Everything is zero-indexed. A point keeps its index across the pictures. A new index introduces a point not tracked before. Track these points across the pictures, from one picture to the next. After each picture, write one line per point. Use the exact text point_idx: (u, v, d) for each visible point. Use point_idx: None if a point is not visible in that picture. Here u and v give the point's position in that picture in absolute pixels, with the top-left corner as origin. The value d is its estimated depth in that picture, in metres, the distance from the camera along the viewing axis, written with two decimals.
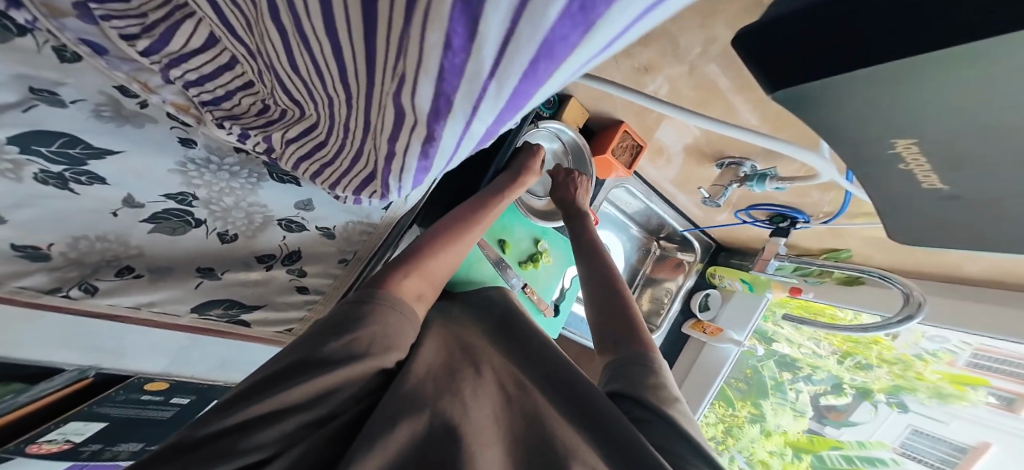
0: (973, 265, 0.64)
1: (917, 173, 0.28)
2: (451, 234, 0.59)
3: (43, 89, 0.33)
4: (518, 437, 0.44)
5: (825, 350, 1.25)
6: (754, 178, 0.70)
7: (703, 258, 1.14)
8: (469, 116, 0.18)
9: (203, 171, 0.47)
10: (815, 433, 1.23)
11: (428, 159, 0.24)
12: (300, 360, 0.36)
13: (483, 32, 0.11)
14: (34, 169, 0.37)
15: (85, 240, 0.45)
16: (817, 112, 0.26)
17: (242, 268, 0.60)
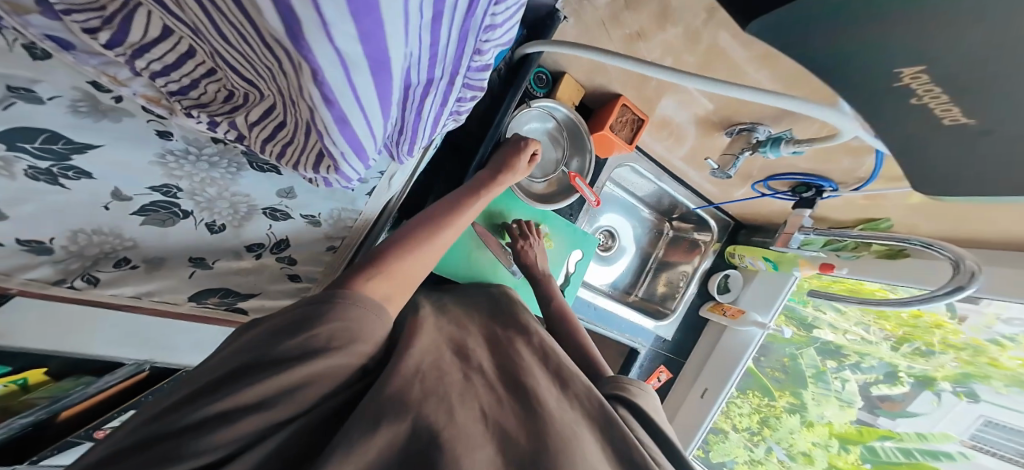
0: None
1: (933, 108, 0.23)
2: (428, 231, 0.58)
3: (20, 87, 0.32)
4: (512, 432, 0.40)
5: (876, 336, 1.12)
6: (766, 143, 0.62)
7: (722, 237, 1.05)
8: (327, 31, 0.13)
9: (183, 161, 0.47)
10: (865, 424, 1.11)
11: (336, 104, 0.20)
12: (254, 361, 0.33)
13: None
14: (23, 166, 0.38)
15: (83, 234, 0.47)
16: (871, 22, 0.19)
17: (232, 258, 0.62)
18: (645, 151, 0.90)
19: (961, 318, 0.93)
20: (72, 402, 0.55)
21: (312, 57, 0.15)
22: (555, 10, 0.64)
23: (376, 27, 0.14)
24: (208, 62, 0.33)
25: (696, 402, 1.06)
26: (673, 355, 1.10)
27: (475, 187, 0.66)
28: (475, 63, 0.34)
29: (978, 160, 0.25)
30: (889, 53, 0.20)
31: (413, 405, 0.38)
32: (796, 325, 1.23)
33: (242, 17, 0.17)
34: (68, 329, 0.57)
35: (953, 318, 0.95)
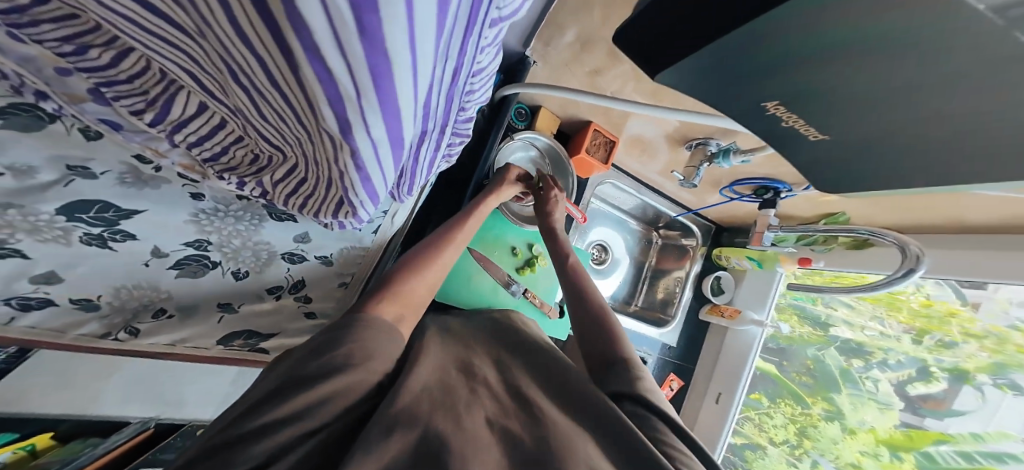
0: (982, 213, 0.62)
1: (800, 128, 0.31)
2: (428, 255, 0.63)
3: (77, 165, 0.41)
4: (517, 435, 0.44)
5: (895, 330, 1.03)
6: (719, 155, 0.70)
7: (706, 242, 1.09)
8: (368, 129, 0.21)
9: (213, 218, 0.54)
10: (911, 426, 0.95)
11: (365, 172, 0.27)
12: (288, 379, 0.38)
13: (331, 65, 0.14)
14: (79, 234, 0.46)
15: (125, 289, 0.54)
16: (737, 64, 0.26)
17: (254, 300, 0.67)
18: (622, 168, 0.97)
19: (974, 304, 0.86)
20: (88, 459, 0.53)
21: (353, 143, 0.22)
22: (524, 57, 0.72)
23: (397, 124, 0.22)
24: (235, 130, 0.40)
25: (712, 408, 1.05)
26: (682, 361, 1.11)
27: (471, 209, 0.72)
28: (461, 117, 0.41)
29: (868, 162, 0.31)
30: (750, 81, 0.28)
31: (420, 418, 0.41)
32: (811, 326, 1.19)
33: (294, 117, 0.25)
34: (83, 387, 0.66)
35: (966, 305, 0.88)
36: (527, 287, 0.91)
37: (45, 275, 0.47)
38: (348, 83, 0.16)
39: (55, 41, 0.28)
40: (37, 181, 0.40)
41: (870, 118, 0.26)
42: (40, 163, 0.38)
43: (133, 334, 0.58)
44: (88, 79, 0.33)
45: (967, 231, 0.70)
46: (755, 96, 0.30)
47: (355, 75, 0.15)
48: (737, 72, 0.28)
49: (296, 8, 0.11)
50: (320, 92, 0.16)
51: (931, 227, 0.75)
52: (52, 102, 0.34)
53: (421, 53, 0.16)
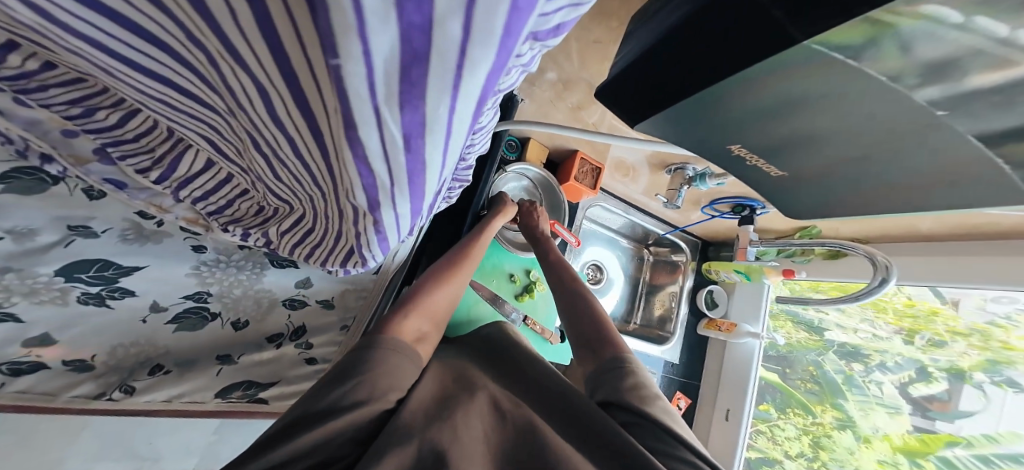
0: (937, 224, 0.67)
1: (761, 166, 0.37)
2: (444, 276, 0.68)
3: (79, 224, 0.42)
4: (506, 452, 0.46)
5: (885, 331, 1.05)
6: (697, 179, 0.76)
7: (695, 257, 1.13)
8: (394, 207, 0.28)
9: (214, 269, 0.55)
10: (924, 431, 0.95)
11: (383, 234, 0.35)
12: (303, 413, 0.41)
13: (376, 170, 0.21)
14: (77, 293, 0.46)
15: (121, 347, 0.52)
16: (701, 115, 0.31)
17: (256, 349, 0.64)
18: (609, 191, 1.02)
19: (953, 303, 0.90)
20: None
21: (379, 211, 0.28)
22: (512, 95, 0.76)
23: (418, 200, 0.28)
24: (239, 183, 0.43)
25: (723, 426, 1.04)
26: (686, 378, 1.12)
27: (482, 229, 0.77)
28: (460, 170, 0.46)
29: (829, 191, 0.37)
30: (709, 125, 0.33)
31: (416, 430, 0.43)
32: (805, 330, 1.20)
33: (330, 180, 0.31)
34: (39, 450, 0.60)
35: (945, 304, 0.91)
36: (526, 314, 0.92)
37: (39, 338, 0.46)
38: (386, 174, 0.22)
39: (62, 104, 0.32)
40: (37, 244, 0.41)
41: (804, 124, 0.29)
42: (42, 224, 0.40)
43: (127, 394, 0.54)
44: (96, 140, 0.36)
45: (921, 240, 0.76)
46: (712, 135, 0.34)
47: (395, 170, 0.21)
48: (687, 120, 0.33)
49: (357, 135, 0.17)
50: (361, 183, 0.23)
51: (897, 238, 0.80)
52: (57, 165, 0.36)
53: (448, 158, 0.23)
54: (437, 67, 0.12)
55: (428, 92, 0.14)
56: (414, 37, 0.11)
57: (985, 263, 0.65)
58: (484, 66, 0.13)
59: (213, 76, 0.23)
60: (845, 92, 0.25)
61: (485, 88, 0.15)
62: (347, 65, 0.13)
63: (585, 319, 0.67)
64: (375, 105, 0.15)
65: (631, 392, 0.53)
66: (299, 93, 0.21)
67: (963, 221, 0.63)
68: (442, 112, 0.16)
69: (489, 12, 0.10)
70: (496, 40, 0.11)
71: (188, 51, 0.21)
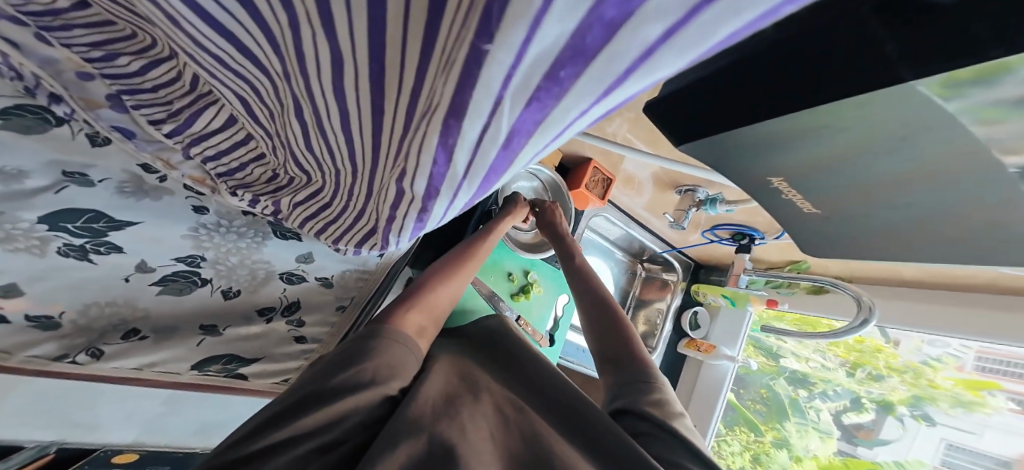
0: (913, 271, 0.74)
1: (796, 201, 0.43)
2: (450, 269, 0.69)
3: (75, 172, 0.38)
4: (517, 454, 0.47)
5: (833, 362, 1.12)
6: (707, 203, 0.78)
7: (686, 277, 1.17)
8: (452, 196, 0.29)
9: (213, 234, 0.51)
10: (848, 455, 1.05)
11: (422, 222, 0.35)
12: (315, 391, 0.43)
13: (457, 157, 0.22)
14: (58, 244, 0.41)
15: (95, 306, 0.47)
16: (766, 139, 0.36)
17: (242, 323, 0.60)
18: (615, 203, 1.04)
19: (896, 342, 0.96)
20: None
21: (436, 195, 0.28)
22: None
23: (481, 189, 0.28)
24: (257, 147, 0.40)
25: None
26: None
27: (490, 227, 0.77)
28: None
29: (847, 230, 0.44)
30: (761, 148, 0.38)
31: (426, 425, 0.45)
32: (765, 356, 1.24)
33: (377, 160, 0.31)
34: None
35: (889, 342, 0.98)
36: (520, 314, 0.92)
37: (3, 289, 0.40)
38: (470, 158, 0.22)
39: (84, 46, 0.30)
40: (25, 187, 0.36)
41: (841, 148, 0.33)
42: (35, 167, 0.36)
43: (97, 359, 0.49)
44: (110, 86, 0.33)
45: (901, 284, 0.83)
46: (763, 154, 0.38)
47: (482, 154, 0.21)
48: (730, 140, 0.38)
49: (460, 123, 0.18)
50: (432, 169, 0.25)
51: (873, 280, 0.87)
52: (65, 106, 0.33)
53: (535, 154, 0.23)
54: (598, 66, 0.12)
55: (568, 89, 0.14)
56: (592, 34, 0.11)
57: (949, 312, 0.73)
58: (648, 73, 0.13)
59: (287, 40, 0.21)
60: (874, 130, 0.30)
61: (621, 94, 0.15)
62: (497, 52, 0.12)
63: (605, 335, 0.68)
64: (502, 93, 0.15)
65: (647, 404, 0.54)
66: (376, 74, 0.20)
67: (939, 270, 0.70)
68: (567, 109, 0.16)
69: (703, 28, 0.10)
70: (692, 46, 0.11)
71: (271, 10, 0.19)
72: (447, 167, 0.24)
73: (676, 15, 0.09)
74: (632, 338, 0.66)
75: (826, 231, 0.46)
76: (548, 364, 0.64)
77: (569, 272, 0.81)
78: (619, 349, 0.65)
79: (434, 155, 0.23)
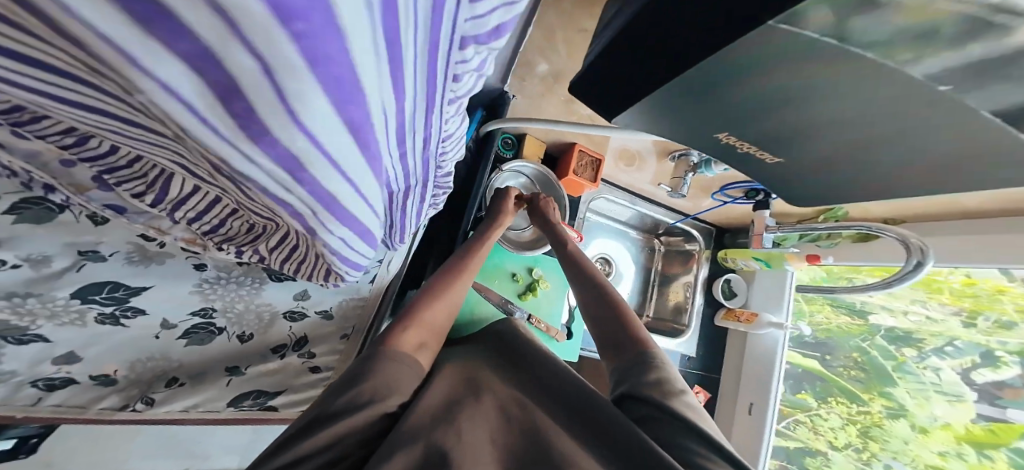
0: (977, 198, 0.61)
1: (754, 154, 0.35)
2: (446, 283, 0.67)
3: (89, 250, 0.46)
4: (519, 458, 0.47)
5: (939, 312, 0.88)
6: (702, 165, 0.73)
7: (710, 245, 1.07)
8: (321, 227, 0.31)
9: (216, 287, 0.56)
10: (994, 420, 0.79)
11: (328, 252, 0.38)
12: (317, 416, 0.43)
13: (278, 193, 0.24)
14: (93, 314, 0.48)
15: (140, 362, 0.54)
16: (682, 101, 0.30)
17: (259, 360, 0.62)
18: (613, 182, 0.98)
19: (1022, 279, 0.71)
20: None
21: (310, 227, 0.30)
22: (505, 91, 0.77)
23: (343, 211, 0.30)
24: (229, 204, 0.43)
25: (746, 421, 1.00)
26: (707, 372, 1.09)
27: (484, 236, 0.76)
28: (437, 175, 0.47)
29: (819, 181, 0.36)
30: (681, 112, 0.32)
31: (423, 434, 0.44)
32: (845, 313, 1.03)
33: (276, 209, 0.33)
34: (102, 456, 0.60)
35: (1014, 280, 0.73)
36: (530, 312, 0.91)
37: (66, 356, 0.49)
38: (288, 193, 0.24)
39: (55, 134, 0.33)
40: (52, 269, 0.44)
41: (778, 95, 0.26)
42: (55, 250, 0.44)
43: (148, 406, 0.55)
44: (95, 169, 0.39)
45: (967, 215, 0.67)
46: (680, 118, 0.33)
47: (293, 186, 0.24)
48: (653, 103, 0.32)
49: (239, 165, 0.20)
50: (279, 207, 0.26)
51: (939, 217, 0.69)
52: (60, 193, 0.39)
53: (345, 178, 0.26)
54: (255, 94, 0.15)
55: (265, 122, 0.17)
56: (205, 71, 0.13)
57: None
58: (304, 94, 0.16)
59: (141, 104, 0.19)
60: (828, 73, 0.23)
61: (326, 114, 0.18)
62: (159, 99, 0.14)
63: (603, 317, 0.66)
64: (223, 135, 0.17)
65: (649, 388, 0.53)
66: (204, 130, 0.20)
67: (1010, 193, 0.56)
68: (287, 134, 0.18)
69: (272, 49, 0.12)
70: (299, 69, 0.14)
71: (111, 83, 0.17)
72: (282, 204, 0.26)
73: (230, 44, 0.12)
74: (633, 322, 0.63)
75: (820, 191, 0.38)
76: (551, 360, 0.63)
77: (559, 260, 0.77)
78: (619, 331, 0.62)
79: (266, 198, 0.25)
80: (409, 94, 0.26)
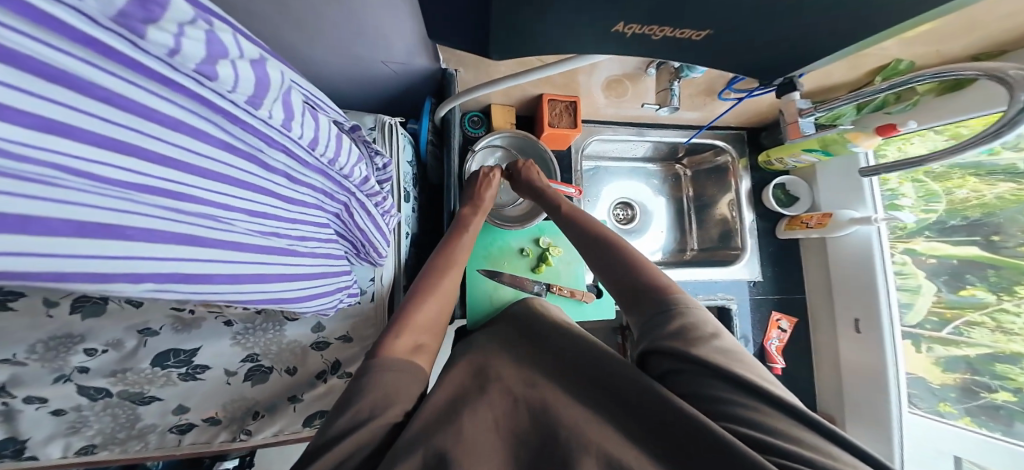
0: None
1: (675, 34, 0.32)
2: (432, 280, 0.66)
3: (145, 328, 0.58)
4: (532, 442, 0.44)
5: None
6: (684, 69, 0.60)
7: (745, 150, 0.91)
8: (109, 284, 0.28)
9: (250, 335, 0.65)
10: None
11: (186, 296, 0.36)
12: (317, 447, 0.42)
13: None
14: (176, 374, 0.60)
15: (229, 403, 0.64)
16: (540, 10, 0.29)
17: (310, 386, 0.69)
18: (598, 119, 0.90)
19: None
20: None
21: (132, 289, 0.31)
22: (445, 70, 0.72)
23: (162, 253, 0.29)
24: None
25: (855, 341, 0.81)
26: (782, 295, 0.92)
27: (460, 227, 0.76)
28: (358, 184, 0.45)
29: (767, 28, 0.31)
30: (559, 19, 0.30)
31: (426, 436, 0.42)
32: (1009, 179, 0.72)
33: None
34: None
35: None
36: (548, 282, 0.88)
37: (178, 408, 0.62)
38: (28, 258, 0.22)
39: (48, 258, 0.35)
40: (128, 348, 0.58)
41: None
42: (122, 334, 0.57)
43: (248, 435, 0.65)
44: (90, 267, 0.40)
45: None
46: (557, 24, 0.31)
47: (24, 251, 0.21)
48: (519, 19, 0.30)
49: None
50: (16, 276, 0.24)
51: None
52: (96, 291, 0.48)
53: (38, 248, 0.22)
54: None
55: None
56: None
57: None
58: None
59: None
60: None
61: None
62: None
63: (613, 264, 0.62)
64: None
65: (670, 338, 0.48)
66: None
67: None
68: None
69: None
70: None
71: None
72: (53, 270, 0.24)
73: None
74: (653, 272, 0.58)
75: (790, 5, 0.28)
76: (565, 333, 0.62)
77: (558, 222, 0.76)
78: (632, 279, 0.58)
79: (11, 269, 0.22)
80: (153, 120, 0.22)
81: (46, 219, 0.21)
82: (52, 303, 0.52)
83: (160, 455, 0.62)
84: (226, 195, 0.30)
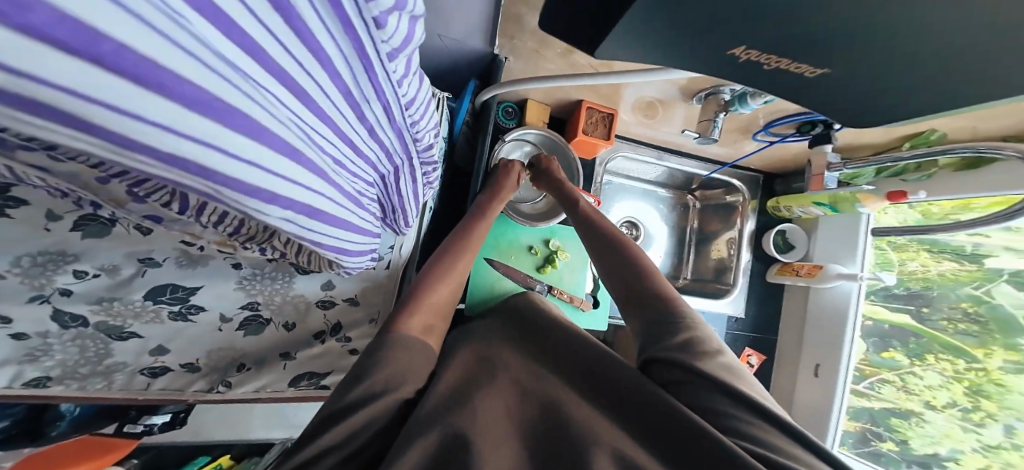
0: None
1: None
2: (447, 261, 0.66)
3: (146, 257, 0.54)
4: (539, 431, 0.46)
5: None
6: (735, 102, 0.64)
7: (757, 193, 0.98)
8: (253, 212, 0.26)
9: (256, 282, 0.61)
10: None
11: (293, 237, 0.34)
12: (327, 414, 0.41)
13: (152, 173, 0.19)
14: (166, 312, 0.56)
15: (215, 351, 0.61)
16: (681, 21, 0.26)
17: (305, 346, 0.66)
18: (627, 136, 0.93)
19: None
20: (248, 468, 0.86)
21: (268, 218, 0.28)
22: (495, 55, 0.71)
23: (300, 180, 0.27)
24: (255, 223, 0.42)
25: (812, 382, 0.89)
26: (757, 333, 1.01)
27: (477, 213, 0.76)
28: (421, 150, 0.45)
29: None
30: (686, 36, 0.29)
31: (440, 418, 0.42)
32: (952, 259, 0.84)
33: None
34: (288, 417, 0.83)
35: None
36: (551, 284, 0.91)
37: (157, 349, 0.58)
38: (229, 163, 0.20)
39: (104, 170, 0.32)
40: (123, 276, 0.53)
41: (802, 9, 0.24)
42: (120, 260, 0.53)
43: (228, 387, 0.62)
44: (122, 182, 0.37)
45: None
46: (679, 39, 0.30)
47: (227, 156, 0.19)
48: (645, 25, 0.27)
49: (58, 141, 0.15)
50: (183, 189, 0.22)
51: None
52: (107, 208, 0.44)
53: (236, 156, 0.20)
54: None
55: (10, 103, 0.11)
56: None
57: None
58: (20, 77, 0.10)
59: None
60: None
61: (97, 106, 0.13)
62: None
63: (619, 269, 0.65)
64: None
65: (674, 350, 0.51)
66: None
67: None
68: (142, 130, 0.15)
69: None
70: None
71: None
72: (233, 185, 0.22)
73: None
74: (665, 286, 0.61)
75: None
76: (574, 330, 0.64)
77: (574, 220, 0.77)
78: (644, 287, 0.61)
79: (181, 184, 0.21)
80: (317, 56, 0.22)
81: (246, 121, 0.19)
82: (53, 216, 0.48)
83: (122, 398, 0.57)
84: (331, 140, 0.30)
